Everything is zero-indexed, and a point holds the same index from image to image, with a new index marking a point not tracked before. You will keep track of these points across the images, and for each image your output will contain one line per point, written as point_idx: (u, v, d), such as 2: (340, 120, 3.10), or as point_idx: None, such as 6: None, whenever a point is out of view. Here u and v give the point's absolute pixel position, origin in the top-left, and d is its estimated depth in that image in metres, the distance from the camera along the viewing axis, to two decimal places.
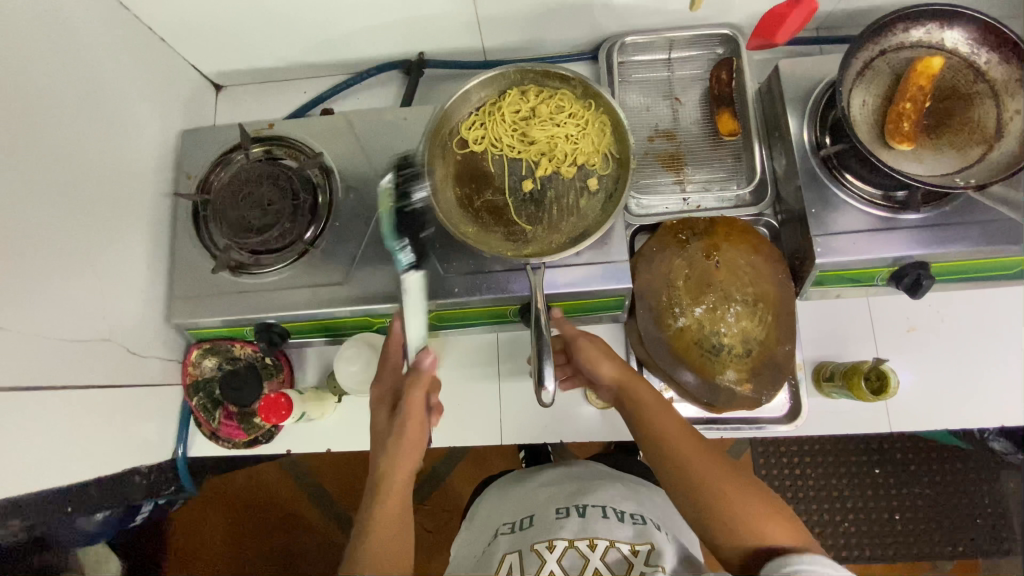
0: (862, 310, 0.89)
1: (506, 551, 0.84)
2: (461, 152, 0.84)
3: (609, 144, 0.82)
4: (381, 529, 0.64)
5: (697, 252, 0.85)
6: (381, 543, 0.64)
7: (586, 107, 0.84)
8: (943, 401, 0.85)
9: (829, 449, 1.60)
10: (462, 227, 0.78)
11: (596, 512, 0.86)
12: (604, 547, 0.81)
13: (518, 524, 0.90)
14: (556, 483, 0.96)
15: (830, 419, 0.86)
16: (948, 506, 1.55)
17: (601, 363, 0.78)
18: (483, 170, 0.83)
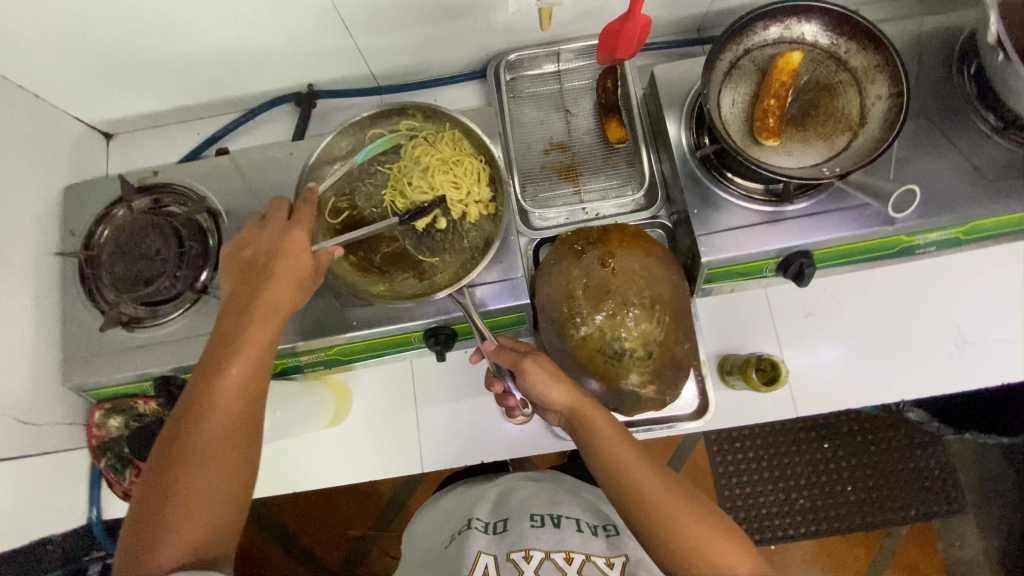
0: (761, 301, 0.91)
1: (482, 549, 0.84)
2: (337, 223, 0.78)
3: (470, 153, 0.80)
4: (201, 481, 0.57)
5: (592, 261, 0.87)
6: (206, 475, 0.57)
7: (435, 128, 0.81)
8: (843, 383, 0.88)
9: (778, 428, 1.63)
10: (373, 289, 0.76)
11: (571, 525, 0.88)
12: (580, 561, 0.83)
13: (492, 525, 0.91)
14: (533, 488, 0.98)
15: (737, 411, 0.88)
16: (897, 472, 1.60)
17: (553, 390, 0.74)
18: (366, 227, 0.79)
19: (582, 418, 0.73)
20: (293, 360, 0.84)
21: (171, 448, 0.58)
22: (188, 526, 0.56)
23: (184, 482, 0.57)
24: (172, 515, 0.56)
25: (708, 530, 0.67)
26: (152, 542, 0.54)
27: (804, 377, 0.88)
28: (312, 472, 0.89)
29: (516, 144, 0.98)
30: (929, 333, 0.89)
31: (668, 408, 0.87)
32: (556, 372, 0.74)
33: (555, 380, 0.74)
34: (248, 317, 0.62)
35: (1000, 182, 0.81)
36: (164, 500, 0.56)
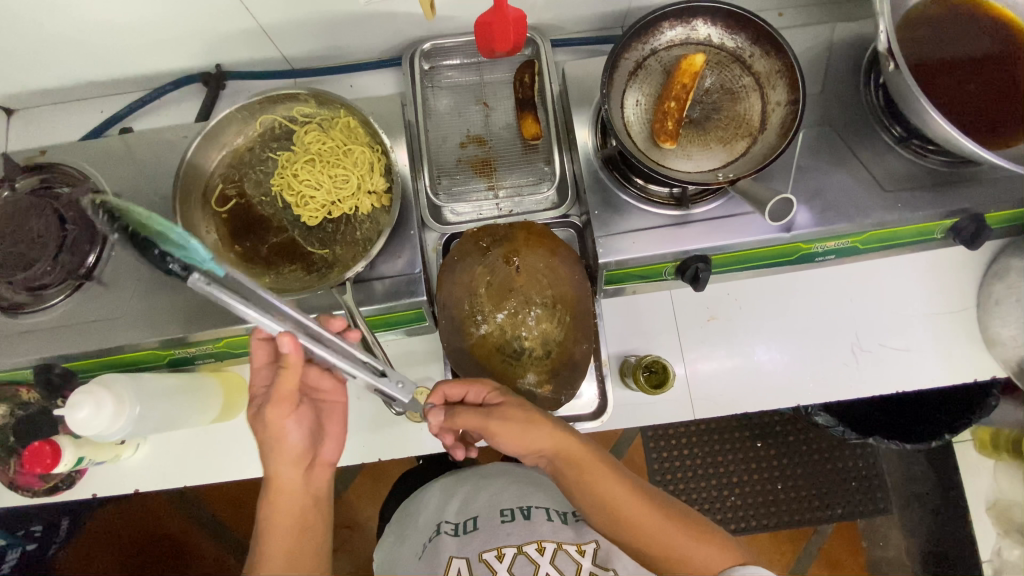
0: (666, 303, 0.91)
1: (454, 554, 0.83)
2: (224, 211, 0.77)
3: (365, 145, 0.79)
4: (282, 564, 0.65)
5: (497, 259, 0.86)
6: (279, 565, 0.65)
7: (332, 118, 0.80)
8: (744, 387, 0.89)
9: (713, 426, 1.65)
10: (258, 280, 0.74)
11: (541, 515, 0.87)
12: (552, 550, 0.81)
13: (461, 526, 0.88)
14: (499, 481, 0.96)
15: (633, 414, 0.88)
16: (827, 473, 1.63)
17: (528, 439, 0.70)
18: (256, 217, 0.78)
19: (567, 460, 0.71)
20: (181, 351, 0.82)
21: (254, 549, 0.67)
22: None
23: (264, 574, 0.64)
24: None
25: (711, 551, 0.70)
26: None
27: (704, 379, 0.89)
28: (202, 466, 0.86)
29: (430, 136, 0.96)
30: (830, 340, 0.90)
31: (566, 406, 0.88)
32: (528, 419, 0.70)
33: (530, 428, 0.69)
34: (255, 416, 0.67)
35: (899, 193, 0.82)
36: None
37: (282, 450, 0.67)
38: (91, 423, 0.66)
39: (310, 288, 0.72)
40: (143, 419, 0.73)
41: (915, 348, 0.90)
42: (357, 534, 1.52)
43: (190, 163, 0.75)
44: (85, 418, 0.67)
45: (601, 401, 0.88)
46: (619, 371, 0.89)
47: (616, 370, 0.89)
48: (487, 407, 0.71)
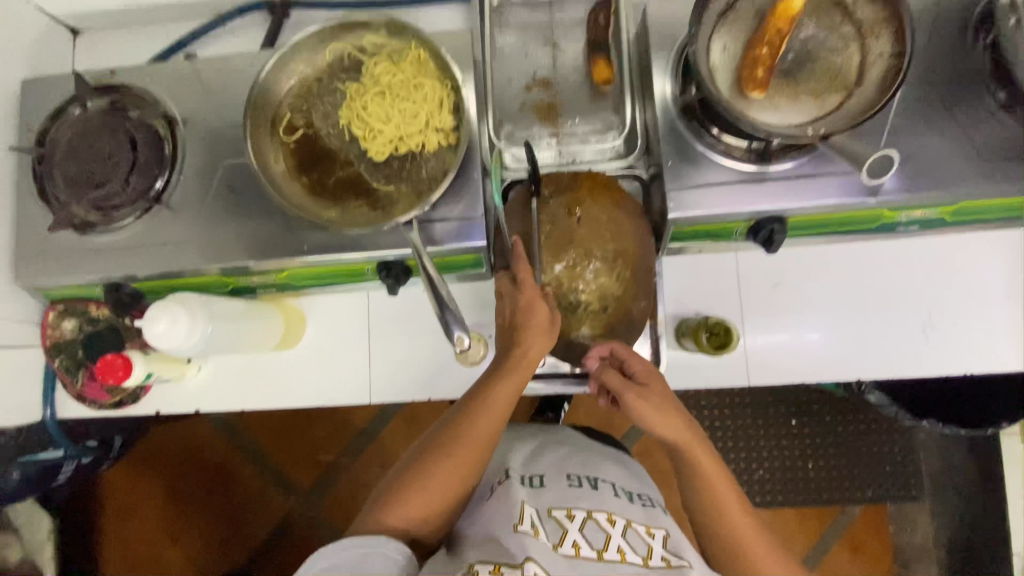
0: (731, 266, 0.88)
1: (526, 501, 0.70)
2: (291, 141, 0.77)
3: (433, 78, 0.76)
4: (454, 451, 0.69)
5: (559, 207, 0.81)
6: (458, 455, 0.69)
7: (400, 48, 0.77)
8: (802, 357, 0.86)
9: (748, 399, 1.63)
10: (323, 214, 0.73)
11: (609, 489, 0.76)
12: (623, 524, 0.69)
13: (528, 481, 0.76)
14: (565, 446, 0.86)
15: (684, 376, 0.87)
16: (862, 455, 1.61)
17: (659, 425, 0.70)
18: (321, 149, 0.77)
19: (685, 454, 0.71)
20: (246, 279, 0.83)
21: (436, 437, 0.71)
22: (431, 488, 0.68)
23: (437, 458, 0.69)
24: (424, 473, 0.69)
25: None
26: (400, 497, 0.68)
27: (764, 346, 0.87)
28: (258, 393, 0.89)
29: (496, 74, 0.91)
30: (900, 316, 0.86)
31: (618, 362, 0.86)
32: (666, 406, 0.70)
33: (664, 415, 0.70)
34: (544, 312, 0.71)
35: (1000, 162, 0.76)
36: (418, 472, 0.69)
37: (541, 338, 0.70)
38: (167, 336, 0.68)
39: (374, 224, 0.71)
40: (213, 338, 0.75)
41: (991, 332, 0.85)
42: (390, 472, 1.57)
43: (260, 89, 0.75)
44: (162, 331, 0.69)
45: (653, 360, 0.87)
46: (675, 332, 0.87)
47: (671, 331, 0.87)
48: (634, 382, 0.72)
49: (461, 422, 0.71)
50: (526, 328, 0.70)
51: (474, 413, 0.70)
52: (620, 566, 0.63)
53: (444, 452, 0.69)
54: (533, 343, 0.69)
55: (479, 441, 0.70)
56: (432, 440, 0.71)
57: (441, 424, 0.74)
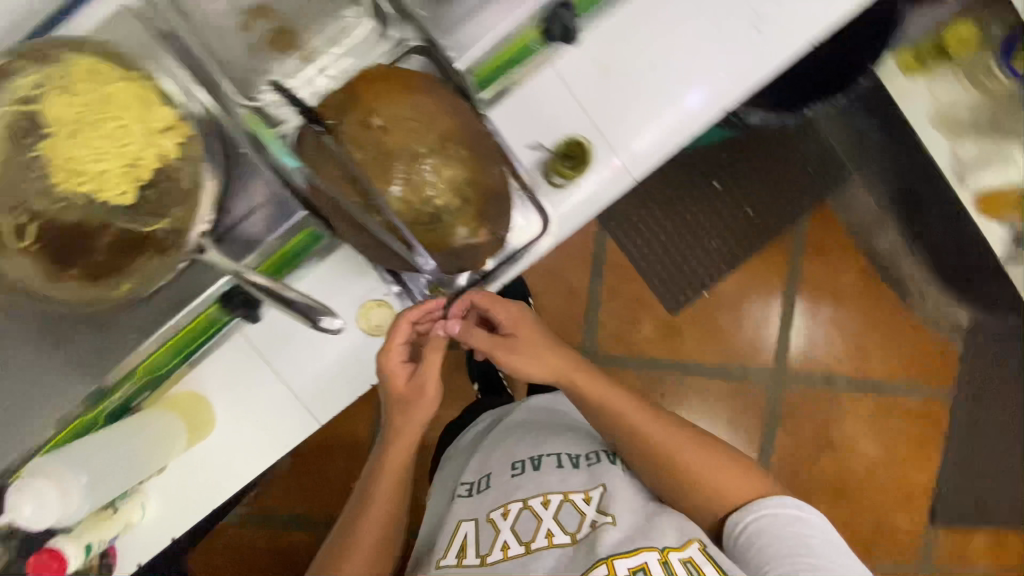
0: (554, 82, 0.79)
1: (463, 520, 0.91)
2: (30, 244, 0.61)
3: (121, 78, 0.62)
4: (369, 519, 0.86)
5: (355, 128, 0.71)
6: (371, 531, 0.85)
7: (63, 68, 0.61)
8: (667, 122, 0.80)
9: (669, 185, 1.69)
10: (120, 287, 0.63)
11: (550, 463, 0.94)
12: (557, 502, 0.88)
13: (476, 485, 0.98)
14: (517, 434, 1.03)
15: (577, 211, 0.83)
16: (785, 172, 1.69)
17: (536, 367, 0.88)
18: (67, 228, 0.61)
19: (565, 379, 0.90)
20: (109, 402, 0.74)
21: (364, 495, 0.88)
22: (361, 560, 0.84)
23: (369, 513, 0.86)
24: (348, 563, 0.84)
25: (723, 478, 0.87)
26: (340, 572, 0.84)
27: (628, 135, 0.80)
28: (217, 484, 0.83)
29: (188, 16, 0.72)
30: (728, 24, 0.79)
31: (511, 236, 0.81)
32: (537, 352, 0.88)
33: (533, 361, 0.87)
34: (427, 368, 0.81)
35: None
36: (346, 546, 0.85)
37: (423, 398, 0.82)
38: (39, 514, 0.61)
39: (163, 264, 0.63)
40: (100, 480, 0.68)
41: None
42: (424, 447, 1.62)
43: None
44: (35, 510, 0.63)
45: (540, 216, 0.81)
46: (542, 177, 0.80)
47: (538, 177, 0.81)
48: (499, 337, 0.87)
49: (384, 477, 0.87)
50: (400, 400, 0.82)
51: (390, 465, 0.87)
52: (547, 552, 0.83)
53: (369, 505, 0.87)
54: (416, 414, 0.83)
55: (393, 496, 0.87)
56: (360, 512, 0.87)
57: (366, 479, 0.89)
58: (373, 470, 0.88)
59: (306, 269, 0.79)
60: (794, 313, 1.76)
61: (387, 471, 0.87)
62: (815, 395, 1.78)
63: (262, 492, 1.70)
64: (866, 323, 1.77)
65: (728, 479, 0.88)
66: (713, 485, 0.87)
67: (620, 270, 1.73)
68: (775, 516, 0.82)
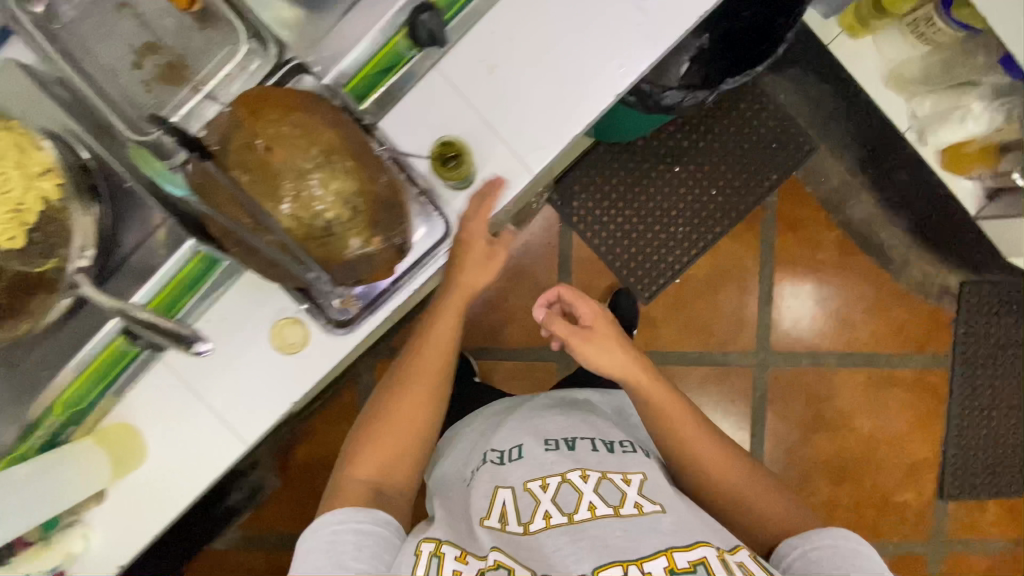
0: (441, 83, 0.80)
1: (501, 487, 0.89)
2: None
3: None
4: (393, 423, 0.95)
5: (239, 150, 0.71)
6: (389, 433, 0.94)
7: None
8: (562, 109, 0.80)
9: (626, 176, 1.66)
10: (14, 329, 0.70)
11: (586, 446, 0.95)
12: (596, 477, 0.88)
13: (505, 454, 0.96)
14: (534, 409, 1.06)
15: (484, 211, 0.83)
16: (749, 149, 1.63)
17: (608, 362, 0.98)
18: None
19: (635, 383, 0.97)
20: (37, 434, 0.79)
21: (394, 382, 1.00)
22: (371, 457, 0.93)
23: (379, 423, 0.95)
24: (366, 449, 0.94)
25: (770, 502, 0.92)
26: (348, 465, 0.94)
27: (518, 131, 0.80)
28: (156, 510, 0.85)
29: (79, 56, 0.75)
30: (612, 9, 0.78)
31: (415, 243, 0.82)
32: (613, 351, 0.98)
33: (609, 359, 0.98)
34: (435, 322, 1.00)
35: None
36: (370, 434, 0.95)
37: (434, 345, 1.00)
38: None
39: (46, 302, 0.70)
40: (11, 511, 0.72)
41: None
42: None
43: None
44: None
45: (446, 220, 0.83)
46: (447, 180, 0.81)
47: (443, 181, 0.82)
48: (578, 329, 1.00)
49: (405, 388, 0.98)
50: (420, 346, 1.00)
51: (412, 380, 0.98)
52: (591, 523, 0.82)
53: (385, 420, 0.95)
54: (438, 334, 1.00)
55: (414, 410, 0.96)
56: (386, 391, 0.99)
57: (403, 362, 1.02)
58: (406, 367, 1.00)
59: (207, 298, 0.82)
60: (774, 290, 1.71)
61: (420, 371, 0.99)
62: (804, 372, 1.73)
63: (255, 514, 1.72)
64: (849, 293, 1.72)
65: (768, 497, 0.93)
66: (753, 502, 0.92)
67: (589, 265, 1.72)
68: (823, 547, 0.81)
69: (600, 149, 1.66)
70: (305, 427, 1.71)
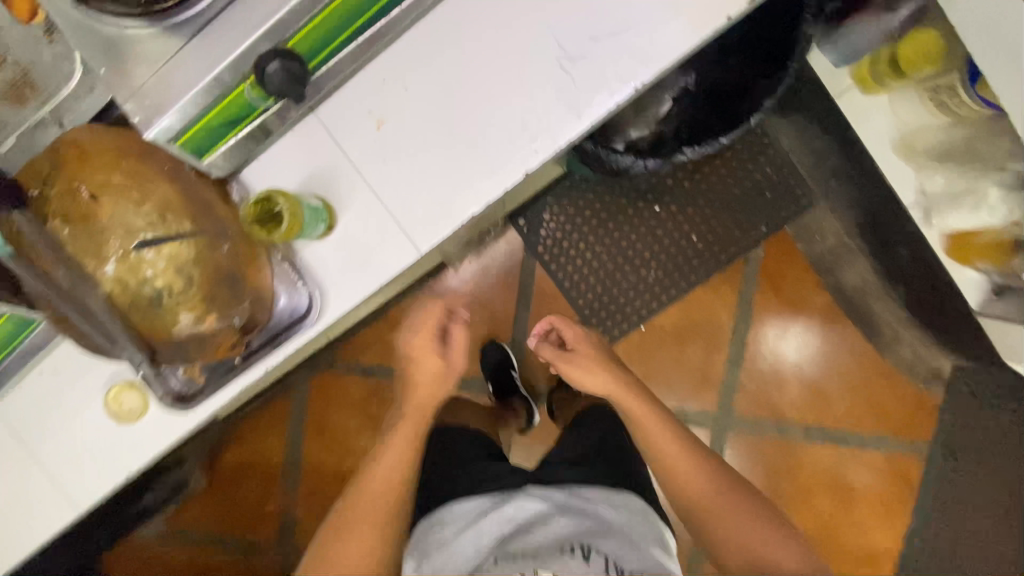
0: (321, 130, 0.77)
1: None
2: None
3: None
4: (343, 554, 0.93)
5: (59, 198, 0.62)
6: (347, 564, 0.92)
7: None
8: (452, 186, 0.77)
9: (600, 210, 1.50)
10: None
11: (598, 561, 0.87)
12: None
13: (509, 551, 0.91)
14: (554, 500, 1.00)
15: (360, 275, 0.81)
16: (738, 197, 1.49)
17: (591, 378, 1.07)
18: None
19: (619, 403, 1.03)
20: None
21: (343, 508, 0.98)
22: (345, 546, 0.93)
23: (335, 543, 0.94)
24: (341, 540, 0.94)
25: (776, 550, 0.87)
26: (326, 558, 0.93)
27: (404, 202, 0.78)
28: None
29: None
30: (517, 82, 0.74)
31: (274, 312, 0.82)
32: (594, 370, 1.07)
33: (592, 379, 1.07)
34: (411, 406, 1.08)
35: None
36: (341, 520, 0.96)
37: (417, 385, 1.08)
38: None
39: None
40: None
41: (613, 33, 0.71)
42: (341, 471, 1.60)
43: None
44: None
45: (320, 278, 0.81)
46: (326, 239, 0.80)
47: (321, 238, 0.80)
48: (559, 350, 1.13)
49: (378, 470, 1.01)
50: (413, 411, 1.07)
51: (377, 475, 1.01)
52: None
53: (366, 484, 0.98)
54: (403, 428, 1.05)
55: (378, 499, 0.97)
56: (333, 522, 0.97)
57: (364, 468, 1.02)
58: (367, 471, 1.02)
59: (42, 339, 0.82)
60: (746, 351, 1.58)
61: (365, 514, 0.96)
62: (766, 442, 1.60)
63: (180, 509, 1.68)
64: (828, 363, 1.58)
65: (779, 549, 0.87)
66: (757, 550, 0.87)
67: (550, 297, 1.58)
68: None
69: (575, 177, 1.50)
70: (236, 429, 1.65)
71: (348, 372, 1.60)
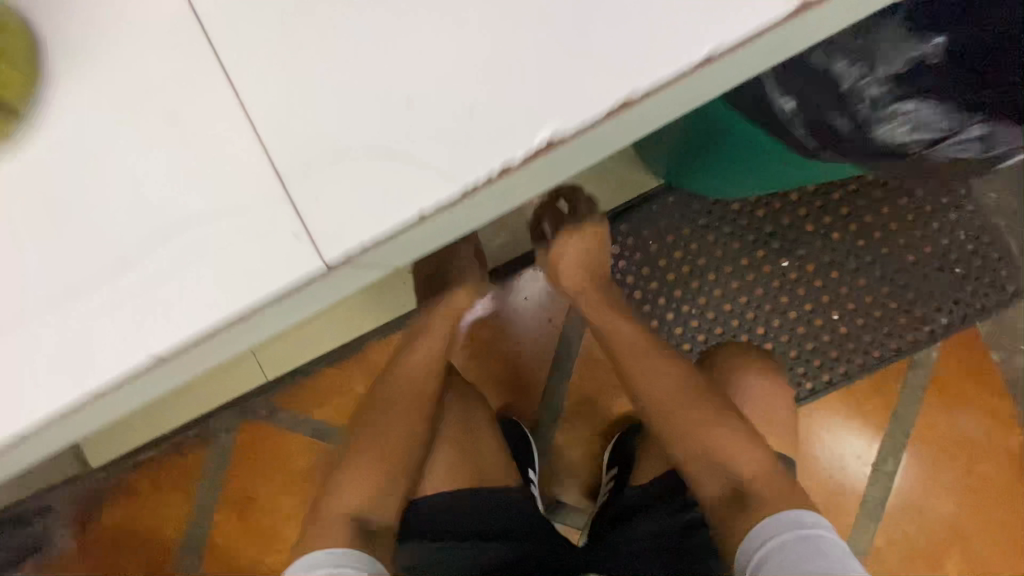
0: None
1: None
2: None
3: None
4: (336, 500, 0.73)
5: None
6: (338, 508, 0.72)
7: None
8: (410, 138, 0.36)
9: (700, 250, 0.97)
10: None
11: None
12: None
13: None
14: None
15: (160, 313, 0.36)
16: (908, 269, 0.97)
17: (621, 332, 0.78)
18: None
19: (622, 359, 0.78)
20: None
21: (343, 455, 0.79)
22: (358, 488, 0.74)
23: (332, 493, 0.74)
24: (334, 493, 0.74)
25: (739, 443, 0.72)
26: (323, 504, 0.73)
27: (279, 159, 0.37)
28: None
29: None
30: None
31: None
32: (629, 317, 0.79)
33: (628, 327, 0.78)
34: (395, 377, 0.80)
35: None
36: (333, 489, 0.75)
37: (408, 368, 0.80)
38: None
39: None
40: None
41: None
42: (263, 566, 1.06)
43: None
44: None
45: (64, 313, 0.36)
46: (113, 211, 0.37)
47: (98, 215, 0.37)
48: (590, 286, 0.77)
49: (369, 429, 0.78)
50: (400, 381, 0.80)
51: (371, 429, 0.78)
52: None
53: (359, 452, 0.77)
54: (404, 394, 0.79)
55: (398, 434, 0.77)
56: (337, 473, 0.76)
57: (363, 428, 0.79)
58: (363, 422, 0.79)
59: None
60: (903, 504, 1.00)
61: (376, 440, 0.77)
62: None
63: None
64: None
65: (746, 448, 0.71)
66: (720, 445, 0.72)
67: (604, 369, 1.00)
68: (767, 525, 0.64)
69: (668, 199, 0.97)
70: (100, 502, 1.06)
71: (287, 430, 1.06)
